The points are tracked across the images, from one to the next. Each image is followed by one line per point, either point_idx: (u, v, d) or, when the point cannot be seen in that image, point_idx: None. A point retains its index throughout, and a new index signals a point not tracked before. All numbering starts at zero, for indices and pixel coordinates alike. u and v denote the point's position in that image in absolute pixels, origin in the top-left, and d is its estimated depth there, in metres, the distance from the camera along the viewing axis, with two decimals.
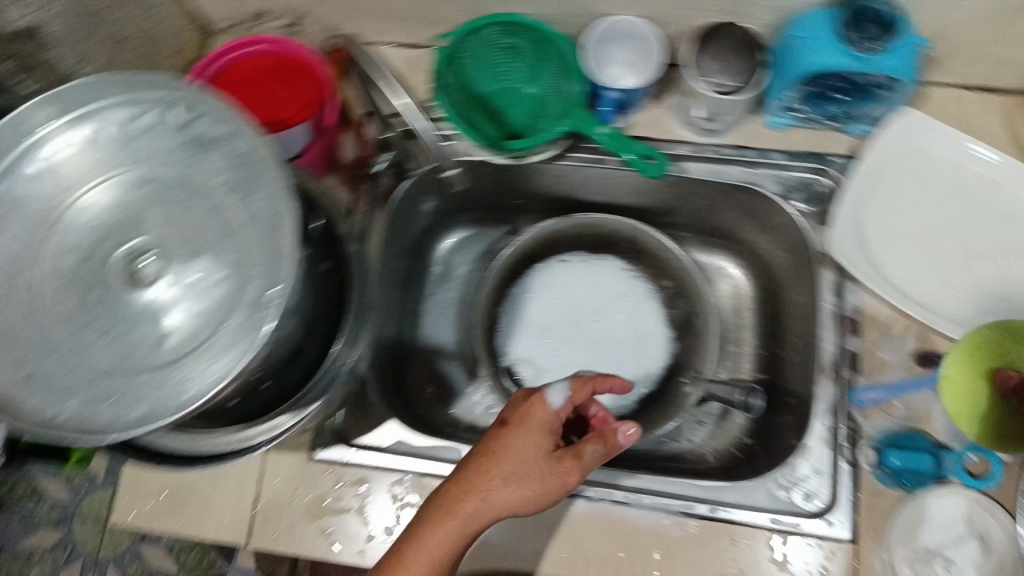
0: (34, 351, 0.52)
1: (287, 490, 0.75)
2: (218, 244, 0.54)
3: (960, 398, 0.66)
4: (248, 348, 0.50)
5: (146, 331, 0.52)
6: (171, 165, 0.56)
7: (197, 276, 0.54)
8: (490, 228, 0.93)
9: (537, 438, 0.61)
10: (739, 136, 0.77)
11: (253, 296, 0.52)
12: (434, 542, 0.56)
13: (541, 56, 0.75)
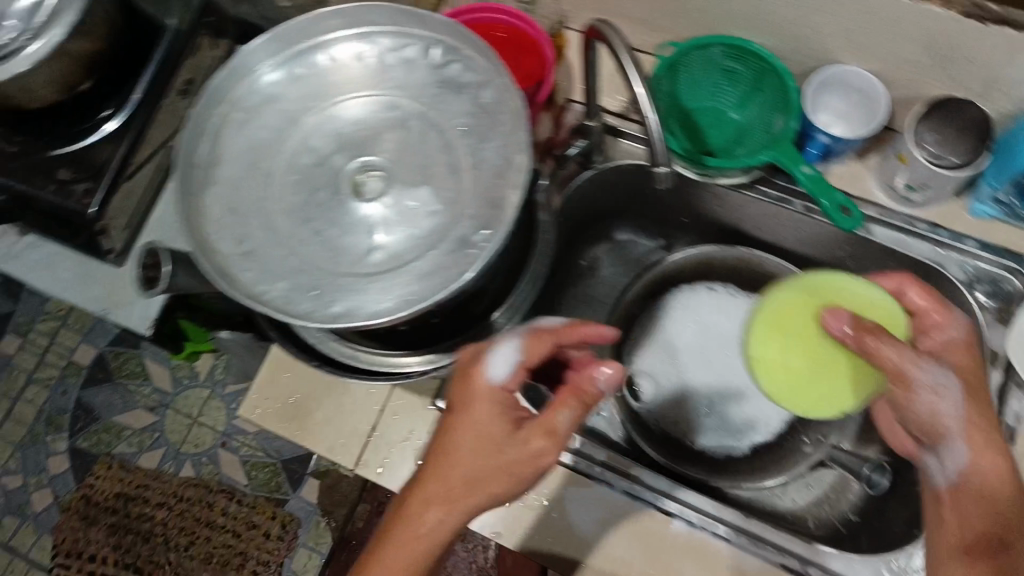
0: (261, 230, 0.57)
1: (401, 428, 0.75)
2: (440, 180, 0.58)
3: (789, 370, 0.69)
4: (452, 280, 0.54)
5: (357, 240, 0.57)
6: (417, 99, 0.60)
7: (414, 205, 0.58)
8: (645, 240, 0.92)
9: (494, 416, 0.55)
10: (935, 214, 0.76)
11: (463, 235, 0.57)
12: (407, 551, 0.52)
13: (757, 87, 0.75)
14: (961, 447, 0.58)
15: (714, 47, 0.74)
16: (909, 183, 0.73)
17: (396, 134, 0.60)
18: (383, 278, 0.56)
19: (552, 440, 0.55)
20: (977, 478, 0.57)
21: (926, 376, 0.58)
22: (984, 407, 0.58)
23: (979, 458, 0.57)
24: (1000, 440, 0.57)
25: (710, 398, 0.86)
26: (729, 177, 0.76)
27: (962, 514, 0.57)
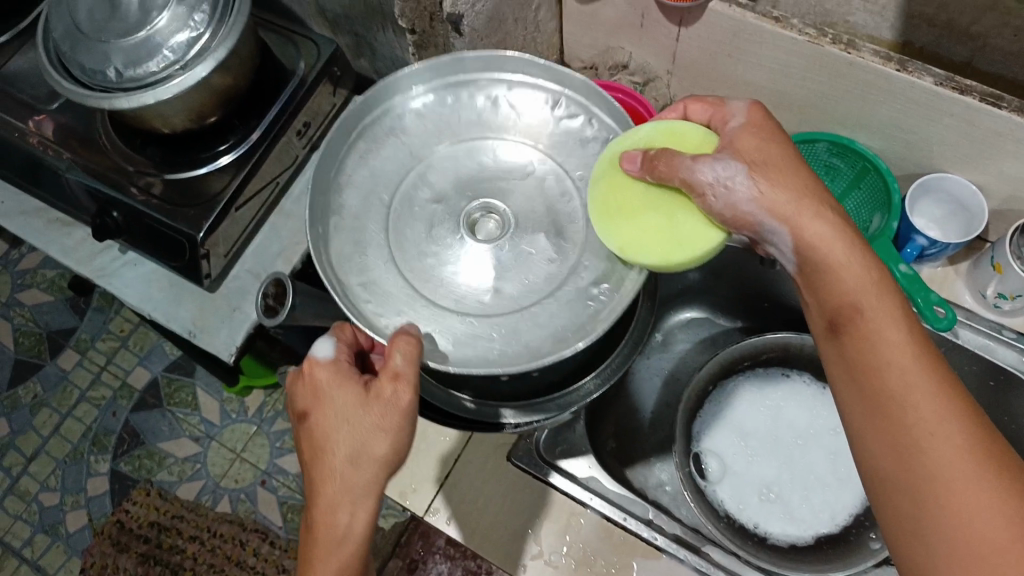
0: (379, 259, 0.60)
1: (472, 479, 0.78)
2: (561, 230, 0.62)
3: (642, 237, 0.57)
4: (571, 327, 0.57)
5: (473, 281, 0.60)
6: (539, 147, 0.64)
7: (532, 252, 0.61)
8: (721, 318, 0.94)
9: (339, 390, 0.55)
10: (1022, 324, 0.78)
11: (582, 286, 0.59)
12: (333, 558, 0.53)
13: (854, 188, 0.81)
14: (778, 226, 0.54)
15: (820, 143, 0.78)
16: (1000, 292, 0.75)
17: (523, 188, 0.63)
18: (498, 324, 0.58)
19: (404, 390, 0.53)
20: (814, 252, 0.54)
21: (705, 176, 0.55)
22: (774, 176, 0.55)
23: (831, 237, 0.53)
24: (816, 207, 0.54)
25: (775, 484, 0.87)
26: None
27: (814, 305, 0.55)
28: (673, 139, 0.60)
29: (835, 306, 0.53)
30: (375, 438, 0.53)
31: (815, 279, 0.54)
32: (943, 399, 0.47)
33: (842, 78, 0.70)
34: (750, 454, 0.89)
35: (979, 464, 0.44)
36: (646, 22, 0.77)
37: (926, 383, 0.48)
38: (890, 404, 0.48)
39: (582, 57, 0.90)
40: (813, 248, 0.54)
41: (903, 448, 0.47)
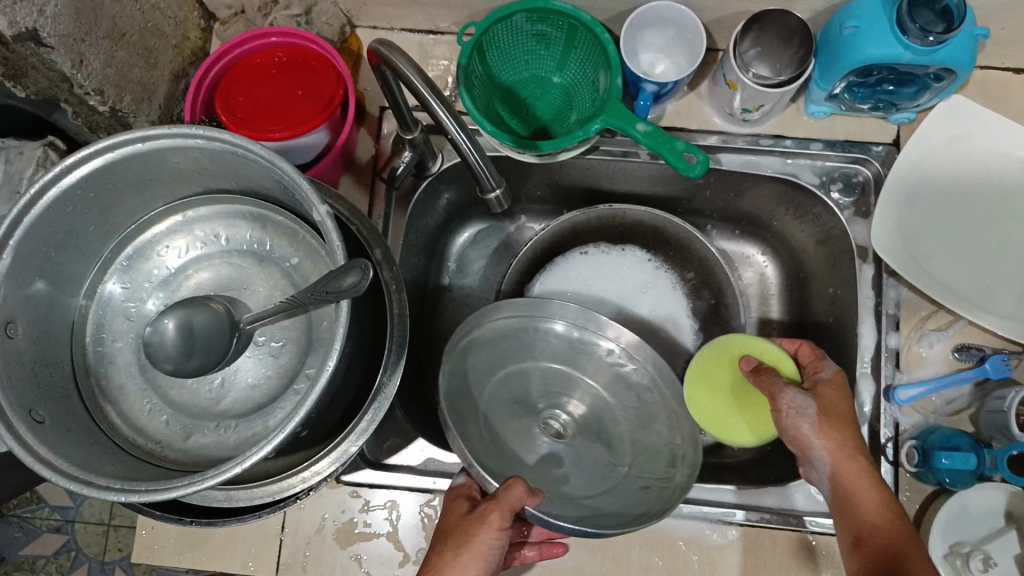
0: (54, 346, 0.51)
1: (313, 518, 0.71)
2: (199, 221, 0.56)
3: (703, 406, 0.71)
4: (269, 354, 0.54)
5: (147, 306, 0.55)
6: (184, 161, 0.50)
7: (187, 250, 0.56)
8: (505, 222, 0.89)
9: (453, 522, 0.60)
10: (777, 124, 0.74)
11: (268, 275, 0.56)
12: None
13: (571, 49, 0.72)
14: (823, 454, 0.59)
15: (516, 16, 0.68)
16: (745, 106, 0.70)
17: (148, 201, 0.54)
18: (212, 425, 0.53)
19: (497, 509, 0.58)
20: (842, 478, 0.58)
21: (787, 400, 0.61)
22: (834, 419, 0.60)
23: (847, 477, 0.58)
24: (859, 458, 0.59)
25: None
26: (572, 149, 0.72)
27: (837, 520, 0.58)
28: (777, 356, 0.69)
29: (859, 528, 0.56)
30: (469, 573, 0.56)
31: (845, 497, 0.58)
32: (914, 540, 0.54)
33: None
34: None
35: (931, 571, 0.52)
36: None
37: (892, 514, 0.56)
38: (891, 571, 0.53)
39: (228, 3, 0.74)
40: (846, 489, 0.58)
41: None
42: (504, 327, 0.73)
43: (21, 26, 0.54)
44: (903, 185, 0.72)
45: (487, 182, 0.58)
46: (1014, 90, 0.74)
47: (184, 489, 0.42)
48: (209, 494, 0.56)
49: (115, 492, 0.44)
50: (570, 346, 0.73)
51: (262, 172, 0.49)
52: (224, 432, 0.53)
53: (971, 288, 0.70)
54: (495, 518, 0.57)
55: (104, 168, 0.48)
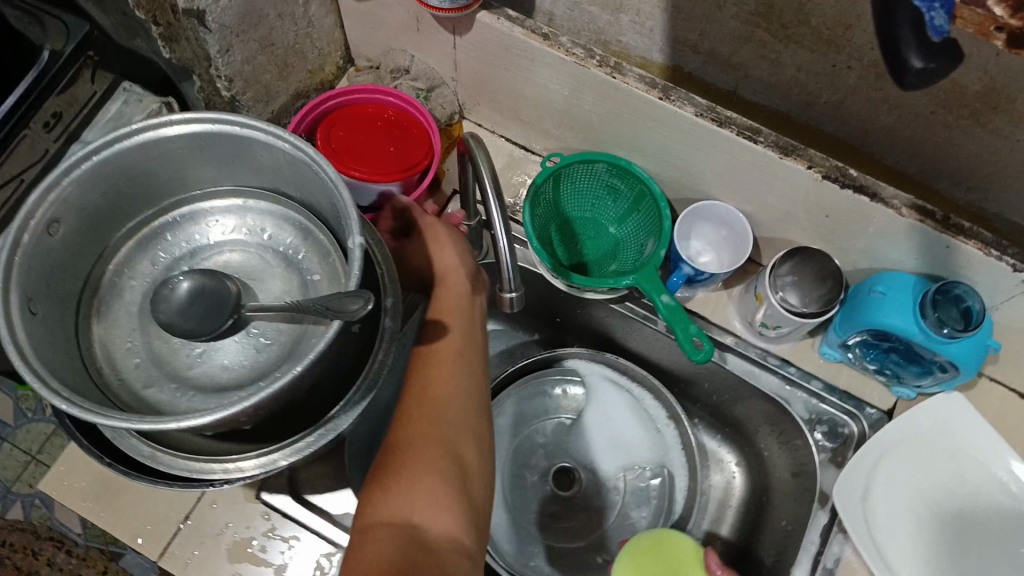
0: (81, 257, 0.55)
1: (219, 521, 0.71)
2: (253, 207, 0.59)
3: None
4: (252, 348, 0.55)
5: (176, 260, 0.58)
6: (267, 157, 0.54)
7: (233, 227, 0.59)
8: (519, 333, 0.95)
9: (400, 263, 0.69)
10: (789, 350, 0.79)
11: (289, 278, 0.57)
12: (452, 413, 0.58)
13: (634, 211, 0.78)
14: None
15: (599, 164, 0.76)
16: (764, 321, 0.75)
17: (222, 174, 0.58)
18: (175, 389, 0.54)
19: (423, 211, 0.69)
20: None
21: None
22: None
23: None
24: None
25: (595, 497, 0.88)
26: (598, 292, 0.76)
27: None
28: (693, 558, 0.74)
29: None
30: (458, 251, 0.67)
31: None
32: None
33: (611, 101, 0.69)
34: (575, 458, 0.90)
35: None
36: (422, 28, 0.73)
37: None
38: None
39: (372, 57, 0.84)
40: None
41: None
42: (533, 390, 0.91)
43: (195, 5, 0.62)
44: (883, 451, 0.73)
45: (507, 284, 0.59)
46: (1014, 412, 0.77)
47: (116, 421, 0.43)
48: (134, 446, 0.53)
49: (59, 399, 0.45)
50: (563, 426, 0.91)
51: (323, 189, 0.53)
52: (181, 397, 0.53)
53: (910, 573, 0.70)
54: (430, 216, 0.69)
55: (202, 131, 0.52)
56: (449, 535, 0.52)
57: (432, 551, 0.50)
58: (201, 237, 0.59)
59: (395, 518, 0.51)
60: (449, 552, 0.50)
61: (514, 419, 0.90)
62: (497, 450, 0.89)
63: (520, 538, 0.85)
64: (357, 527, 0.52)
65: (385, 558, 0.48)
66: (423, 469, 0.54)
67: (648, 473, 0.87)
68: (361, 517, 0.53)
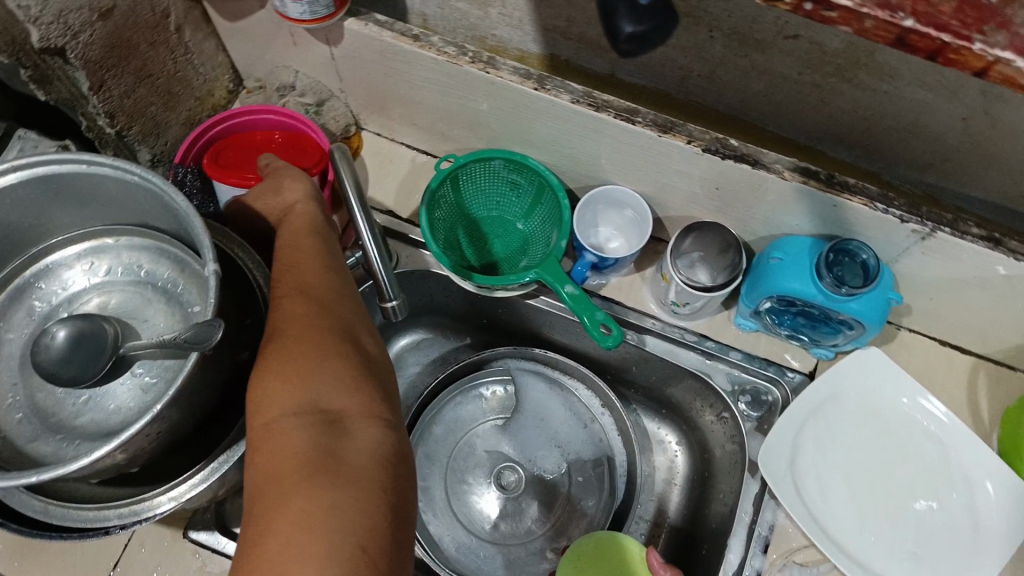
0: None
1: (147, 565, 0.68)
2: (125, 242, 0.59)
3: None
4: (137, 387, 0.54)
5: (55, 307, 0.57)
6: (120, 190, 0.54)
7: (109, 265, 0.58)
8: (450, 339, 0.94)
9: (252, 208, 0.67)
10: (705, 325, 0.79)
11: (168, 310, 0.57)
12: (333, 306, 0.57)
13: (537, 204, 0.78)
14: None
15: (494, 161, 0.76)
16: (675, 300, 0.75)
17: (87, 212, 0.57)
18: (59, 438, 0.53)
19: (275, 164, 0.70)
20: None
21: None
22: None
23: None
24: None
25: (540, 494, 0.87)
26: (509, 290, 0.75)
27: None
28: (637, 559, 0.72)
29: None
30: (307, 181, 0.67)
31: None
32: None
33: (492, 96, 0.68)
34: (517, 457, 0.89)
35: None
36: (298, 42, 0.72)
37: None
38: None
39: (261, 78, 0.83)
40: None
41: None
42: (466, 395, 0.91)
43: (52, 42, 0.61)
44: (806, 412, 0.73)
45: (386, 292, 0.60)
46: (934, 358, 0.78)
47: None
48: (25, 500, 0.50)
49: None
50: (500, 427, 0.90)
51: (179, 216, 0.52)
52: (67, 446, 0.52)
53: (845, 531, 0.70)
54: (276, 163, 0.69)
55: (51, 174, 0.52)
56: (360, 409, 0.51)
57: (347, 432, 0.49)
58: (76, 281, 0.58)
59: (301, 405, 0.49)
60: (365, 428, 0.50)
61: (450, 427, 0.90)
62: (437, 460, 0.88)
63: (468, 544, 0.84)
64: (254, 419, 0.49)
65: (300, 448, 0.46)
66: (318, 355, 0.52)
67: (590, 465, 0.87)
68: (253, 409, 0.49)
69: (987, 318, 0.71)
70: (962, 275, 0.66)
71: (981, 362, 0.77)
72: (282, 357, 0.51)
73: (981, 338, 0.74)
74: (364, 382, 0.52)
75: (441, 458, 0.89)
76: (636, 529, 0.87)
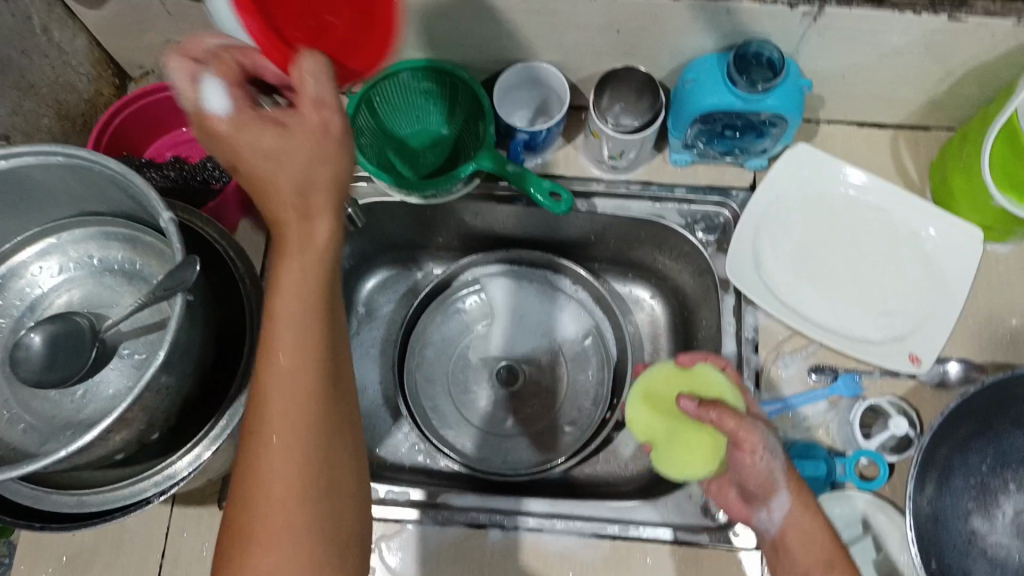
0: None
1: (193, 547, 0.69)
2: (69, 240, 0.59)
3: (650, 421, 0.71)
4: (128, 367, 0.56)
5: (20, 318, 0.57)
6: (50, 180, 0.54)
7: (60, 265, 0.59)
8: (412, 269, 0.96)
9: (254, 137, 0.46)
10: (646, 172, 0.81)
11: (135, 289, 0.58)
12: (328, 443, 0.47)
13: (456, 105, 0.80)
14: (785, 497, 0.61)
15: (403, 73, 0.75)
16: (611, 154, 0.78)
17: (22, 219, 0.57)
18: (68, 434, 0.53)
19: (312, 110, 0.47)
20: (793, 526, 0.60)
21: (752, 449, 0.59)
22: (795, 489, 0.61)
23: (797, 512, 0.60)
24: (806, 508, 0.60)
25: (540, 380, 0.91)
26: (454, 193, 0.78)
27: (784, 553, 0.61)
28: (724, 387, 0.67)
29: (806, 563, 0.59)
30: (330, 164, 0.48)
31: (787, 539, 0.60)
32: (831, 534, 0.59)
33: None
34: (510, 357, 0.92)
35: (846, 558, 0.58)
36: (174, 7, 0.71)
37: (815, 521, 0.60)
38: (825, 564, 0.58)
39: (146, 62, 0.82)
40: (798, 521, 0.60)
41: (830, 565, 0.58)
42: (441, 311, 0.93)
43: None
44: (759, 218, 0.78)
45: None
46: (858, 140, 0.82)
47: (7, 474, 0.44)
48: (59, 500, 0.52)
49: None
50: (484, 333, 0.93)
51: (120, 184, 0.53)
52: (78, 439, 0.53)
53: (824, 313, 0.75)
54: (310, 104, 0.47)
55: None
56: None
57: None
58: (32, 288, 0.58)
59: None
60: None
61: (439, 348, 0.92)
62: (439, 381, 0.91)
63: (490, 444, 0.88)
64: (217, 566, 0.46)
65: None
66: (292, 525, 0.45)
67: (577, 338, 0.92)
68: (239, 507, 0.46)
69: (893, 83, 0.75)
70: (858, 48, 0.70)
71: (901, 131, 0.83)
72: (261, 487, 0.45)
73: (896, 106, 0.79)
74: (324, 568, 0.45)
75: (436, 380, 0.91)
76: None
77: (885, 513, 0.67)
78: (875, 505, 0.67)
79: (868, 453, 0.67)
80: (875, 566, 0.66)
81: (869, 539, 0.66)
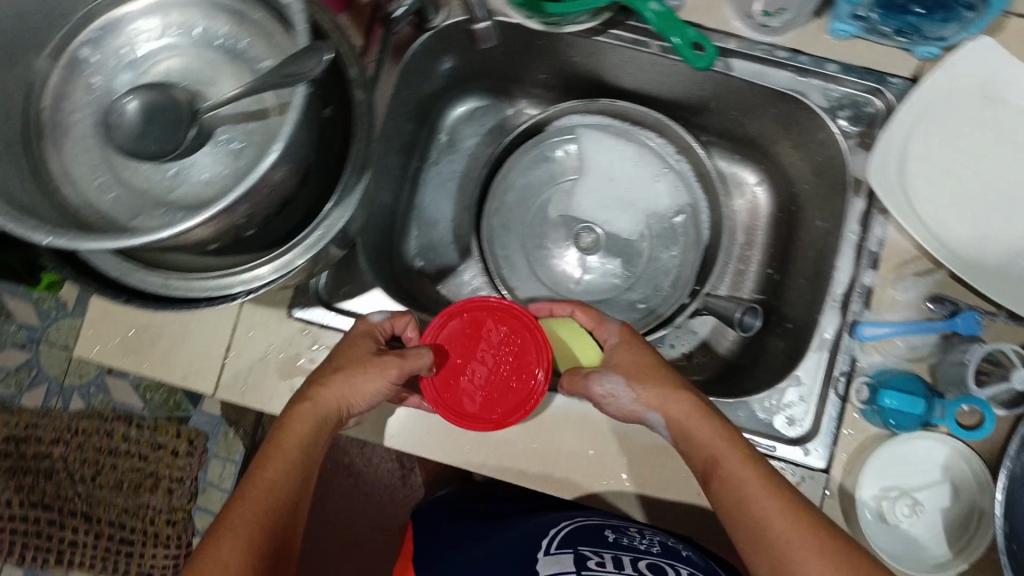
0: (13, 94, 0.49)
1: (259, 347, 0.68)
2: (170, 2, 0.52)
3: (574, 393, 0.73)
4: (227, 157, 0.50)
5: (109, 76, 0.51)
6: None
7: (153, 27, 0.52)
8: (505, 103, 0.88)
9: (354, 379, 0.60)
10: (795, 39, 0.71)
11: (238, 70, 0.52)
12: (284, 524, 0.53)
13: None
14: (655, 414, 0.63)
15: None
16: None
17: None
18: (161, 211, 0.49)
19: (391, 366, 0.61)
20: (675, 424, 0.62)
21: (600, 385, 0.64)
22: (655, 383, 0.63)
23: (686, 416, 0.61)
24: (699, 412, 0.61)
25: (624, 249, 0.86)
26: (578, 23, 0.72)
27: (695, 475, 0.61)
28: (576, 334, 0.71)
29: (702, 459, 0.59)
30: (381, 381, 0.60)
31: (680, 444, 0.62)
32: (737, 451, 0.59)
33: None
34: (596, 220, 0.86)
35: (754, 468, 0.57)
36: None
37: (718, 434, 0.59)
38: (713, 471, 0.58)
39: None
40: (681, 422, 0.61)
41: (729, 481, 0.57)
42: (535, 153, 0.86)
43: None
44: (915, 116, 0.68)
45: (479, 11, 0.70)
46: None
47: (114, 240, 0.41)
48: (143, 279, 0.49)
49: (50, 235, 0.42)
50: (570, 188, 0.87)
51: None
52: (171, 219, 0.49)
53: (958, 236, 0.68)
54: (397, 361, 0.61)
55: None
56: None
57: None
58: (125, 46, 0.51)
59: None
60: None
61: (523, 197, 0.87)
62: (517, 230, 0.87)
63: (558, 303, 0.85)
64: None
65: None
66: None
67: (671, 209, 0.85)
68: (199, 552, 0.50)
69: None
70: None
71: None
72: (224, 537, 0.51)
73: None
74: None
75: (514, 230, 0.87)
76: (721, 276, 0.85)
77: (969, 462, 0.64)
78: (961, 453, 0.64)
79: (970, 401, 0.61)
80: (943, 509, 0.64)
81: (946, 485, 0.65)
